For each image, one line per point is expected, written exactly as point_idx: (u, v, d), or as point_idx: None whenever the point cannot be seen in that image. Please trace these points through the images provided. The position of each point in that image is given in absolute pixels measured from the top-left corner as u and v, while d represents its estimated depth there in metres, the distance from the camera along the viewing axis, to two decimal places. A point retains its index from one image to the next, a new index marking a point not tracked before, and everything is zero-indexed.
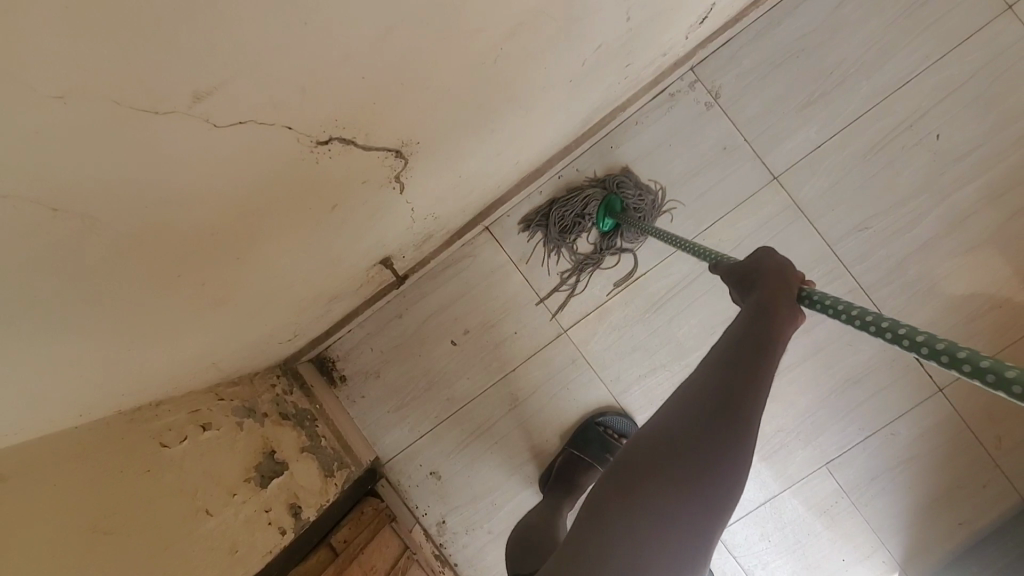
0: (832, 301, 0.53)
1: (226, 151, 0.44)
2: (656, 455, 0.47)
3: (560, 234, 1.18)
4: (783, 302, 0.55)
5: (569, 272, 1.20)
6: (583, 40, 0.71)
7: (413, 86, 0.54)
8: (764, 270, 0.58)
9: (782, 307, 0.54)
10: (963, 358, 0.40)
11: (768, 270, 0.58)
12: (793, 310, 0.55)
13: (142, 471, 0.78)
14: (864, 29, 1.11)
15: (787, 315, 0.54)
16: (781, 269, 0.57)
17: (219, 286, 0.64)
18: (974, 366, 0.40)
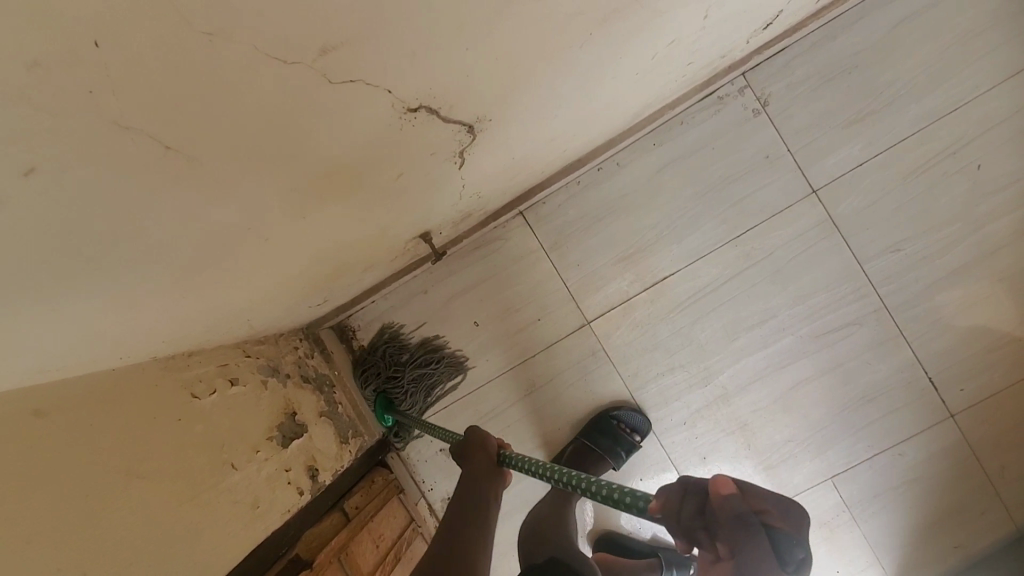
0: (524, 458, 0.68)
1: (331, 107, 0.44)
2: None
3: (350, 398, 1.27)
4: (486, 468, 0.70)
5: None
6: (658, 35, 0.71)
7: (502, 61, 0.54)
8: (473, 440, 0.74)
9: (485, 469, 0.70)
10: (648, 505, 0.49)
11: (477, 441, 0.73)
12: (493, 473, 0.70)
13: (174, 419, 0.79)
14: (919, 52, 1.12)
15: (490, 475, 0.69)
16: (483, 440, 0.73)
17: (279, 242, 0.64)
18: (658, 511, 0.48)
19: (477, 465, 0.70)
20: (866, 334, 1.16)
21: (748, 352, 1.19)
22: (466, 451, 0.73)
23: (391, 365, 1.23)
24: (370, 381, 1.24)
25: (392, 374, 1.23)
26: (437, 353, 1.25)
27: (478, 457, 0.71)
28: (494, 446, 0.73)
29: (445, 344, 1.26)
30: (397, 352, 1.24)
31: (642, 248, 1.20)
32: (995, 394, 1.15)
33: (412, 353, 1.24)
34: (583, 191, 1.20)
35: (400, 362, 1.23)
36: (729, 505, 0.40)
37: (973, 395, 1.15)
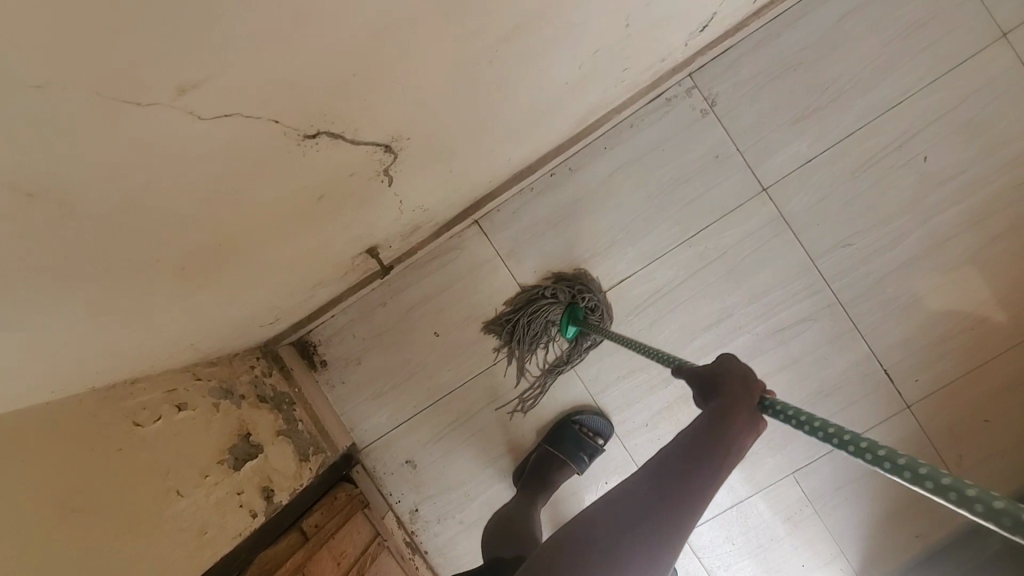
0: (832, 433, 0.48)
1: (209, 142, 0.44)
2: (611, 518, 0.54)
3: (524, 342, 1.21)
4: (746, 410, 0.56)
5: (547, 377, 1.23)
6: (579, 45, 0.71)
7: (403, 83, 0.54)
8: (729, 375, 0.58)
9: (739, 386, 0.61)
10: (949, 485, 0.39)
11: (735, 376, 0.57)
12: (746, 424, 0.55)
13: (115, 450, 0.78)
14: (862, 47, 1.12)
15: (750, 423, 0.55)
16: (745, 378, 0.57)
17: (198, 270, 0.64)
18: (959, 493, 0.38)
19: (732, 404, 0.56)
20: (822, 329, 1.17)
21: (707, 351, 1.20)
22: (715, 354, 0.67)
23: (535, 315, 1.19)
24: (533, 317, 1.19)
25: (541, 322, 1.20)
26: (574, 282, 1.19)
27: (730, 406, 0.55)
28: (757, 388, 0.57)
29: (581, 273, 1.20)
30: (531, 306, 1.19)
31: (598, 252, 1.20)
32: (949, 383, 1.16)
33: (548, 292, 1.18)
34: (537, 197, 1.20)
35: (547, 306, 1.19)
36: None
37: (928, 385, 1.16)
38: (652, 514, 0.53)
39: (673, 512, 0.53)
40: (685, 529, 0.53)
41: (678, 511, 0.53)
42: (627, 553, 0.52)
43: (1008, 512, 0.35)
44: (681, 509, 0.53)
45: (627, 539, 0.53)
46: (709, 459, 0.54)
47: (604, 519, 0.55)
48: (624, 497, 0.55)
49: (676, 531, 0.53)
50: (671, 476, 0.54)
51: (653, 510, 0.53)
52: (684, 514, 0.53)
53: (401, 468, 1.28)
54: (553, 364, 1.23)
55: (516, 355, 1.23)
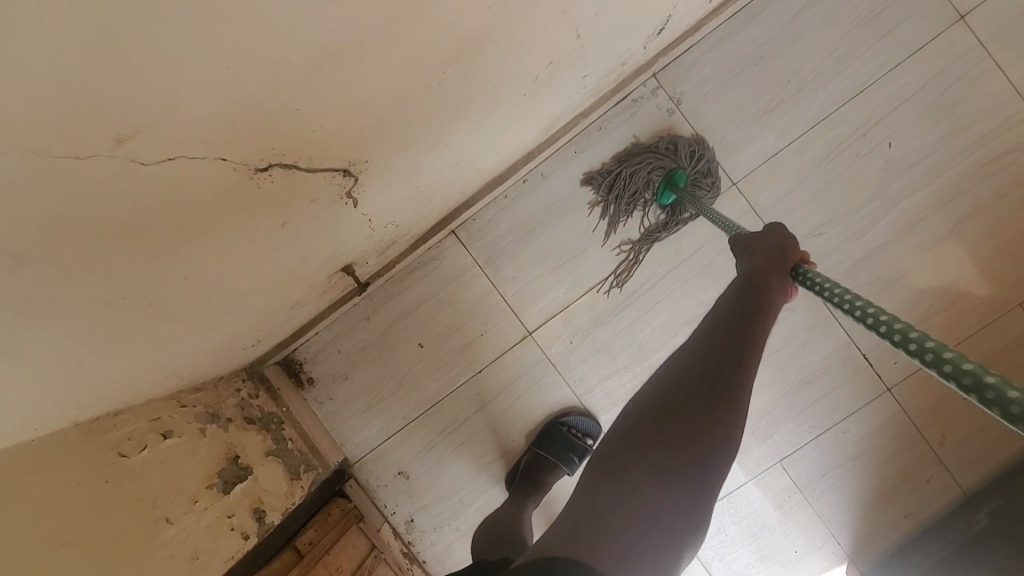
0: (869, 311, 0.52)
1: (155, 186, 0.45)
2: (687, 358, 0.53)
3: (624, 196, 1.17)
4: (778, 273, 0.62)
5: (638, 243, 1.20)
6: (532, 59, 0.72)
7: (351, 112, 0.55)
8: (770, 243, 0.67)
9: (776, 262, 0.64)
10: (946, 359, 0.43)
11: (773, 250, 0.65)
12: (785, 279, 0.63)
13: (100, 482, 0.79)
14: (820, 39, 1.14)
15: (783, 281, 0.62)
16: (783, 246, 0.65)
17: (167, 304, 0.65)
18: (955, 366, 0.42)
19: (764, 271, 0.62)
20: (799, 318, 1.19)
21: None
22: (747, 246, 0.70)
23: (640, 171, 1.14)
24: (638, 170, 1.15)
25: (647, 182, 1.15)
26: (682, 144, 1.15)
27: (766, 261, 0.64)
28: (791, 259, 0.65)
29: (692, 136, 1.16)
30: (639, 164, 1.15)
31: (574, 255, 1.21)
32: None
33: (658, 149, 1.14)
34: (512, 204, 1.21)
35: (655, 164, 1.14)
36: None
37: (907, 367, 1.18)
38: (725, 338, 0.53)
39: (746, 334, 0.53)
40: (762, 344, 0.54)
41: (748, 330, 0.54)
42: (718, 374, 0.50)
43: (993, 386, 0.39)
44: (750, 328, 0.54)
45: (710, 365, 0.51)
46: (762, 293, 0.59)
47: (679, 363, 0.53)
48: (698, 338, 0.55)
49: (752, 348, 0.53)
50: (733, 307, 0.57)
51: (727, 335, 0.53)
52: (755, 333, 0.54)
53: (395, 480, 1.29)
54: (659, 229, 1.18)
55: (612, 210, 1.19)
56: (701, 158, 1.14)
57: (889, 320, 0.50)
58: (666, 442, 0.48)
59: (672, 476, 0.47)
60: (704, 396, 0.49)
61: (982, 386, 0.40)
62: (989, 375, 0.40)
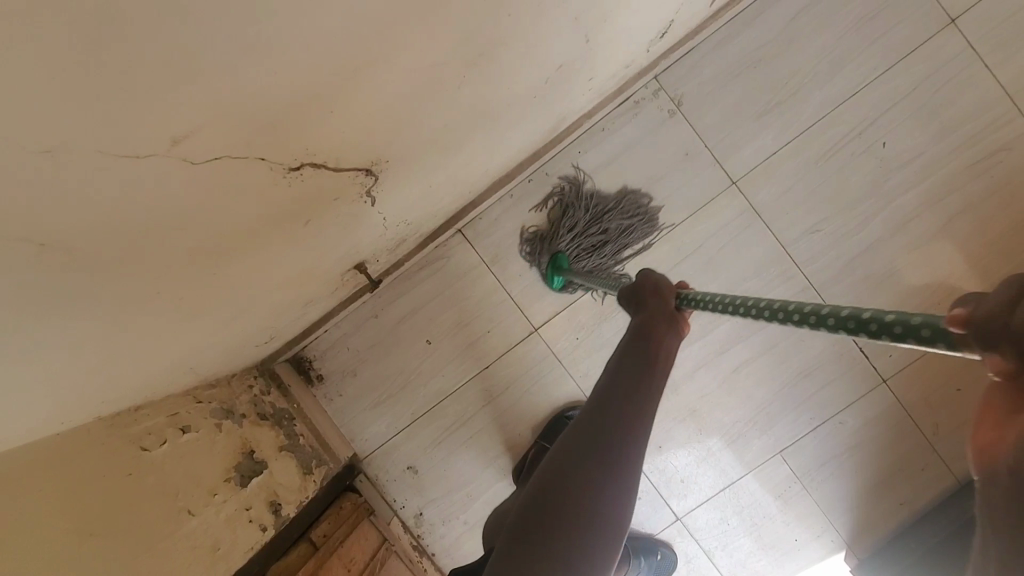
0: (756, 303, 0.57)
1: (201, 184, 0.47)
2: (575, 436, 0.49)
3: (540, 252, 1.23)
4: (663, 313, 0.60)
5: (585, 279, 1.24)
6: (543, 63, 0.75)
7: (376, 113, 0.58)
8: (647, 282, 0.64)
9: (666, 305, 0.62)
10: (847, 316, 0.45)
11: (654, 288, 0.63)
12: (670, 316, 0.61)
13: (124, 475, 0.81)
14: (816, 42, 1.18)
15: (670, 319, 0.60)
16: (658, 285, 0.63)
17: (196, 299, 0.67)
18: (857, 320, 0.44)
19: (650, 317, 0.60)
20: (798, 312, 1.22)
21: (690, 341, 1.24)
22: (635, 286, 0.65)
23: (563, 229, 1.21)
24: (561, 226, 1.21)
25: (597, 219, 1.21)
26: (646, 207, 1.21)
27: (654, 302, 0.62)
28: (670, 291, 0.64)
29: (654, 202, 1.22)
30: (601, 206, 1.21)
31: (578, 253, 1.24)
32: (921, 356, 1.21)
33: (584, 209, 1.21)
34: (518, 203, 1.24)
35: (612, 214, 1.20)
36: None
37: (902, 359, 1.22)
38: (622, 404, 0.50)
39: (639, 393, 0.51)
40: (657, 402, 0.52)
41: (642, 395, 0.51)
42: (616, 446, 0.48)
43: (897, 321, 0.42)
44: (647, 386, 0.52)
45: (608, 441, 0.48)
46: (653, 343, 0.56)
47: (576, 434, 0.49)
48: (592, 401, 0.51)
49: (646, 409, 0.50)
50: (630, 361, 0.53)
51: (623, 399, 0.50)
52: (651, 389, 0.52)
53: (403, 474, 1.32)
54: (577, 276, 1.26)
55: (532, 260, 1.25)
56: (614, 229, 1.21)
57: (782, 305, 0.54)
58: (569, 538, 0.44)
59: (576, 572, 0.44)
60: (605, 476, 0.47)
61: (887, 326, 0.42)
62: (888, 315, 0.43)
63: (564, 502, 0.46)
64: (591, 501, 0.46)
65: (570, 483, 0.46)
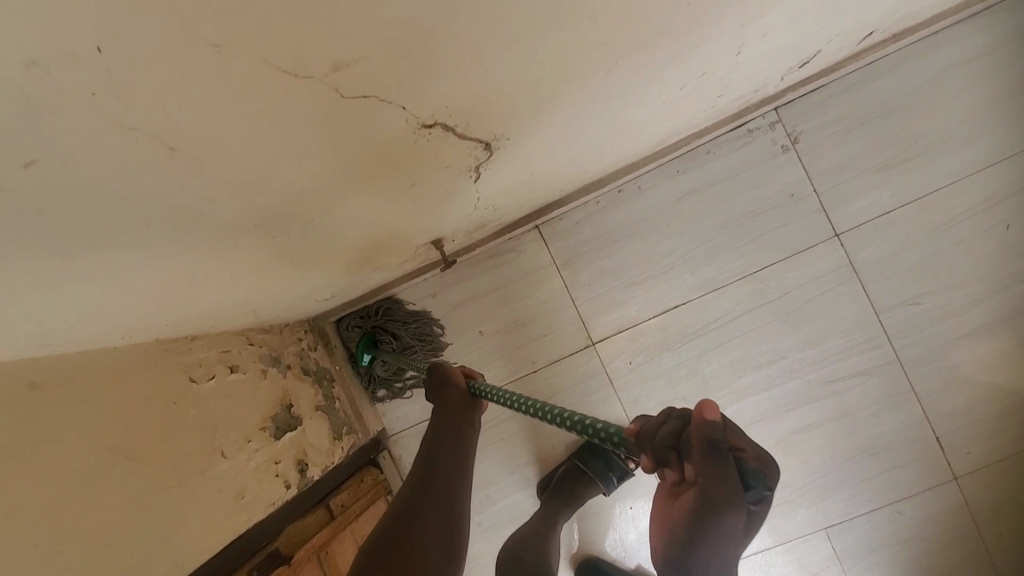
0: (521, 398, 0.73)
1: (339, 118, 0.44)
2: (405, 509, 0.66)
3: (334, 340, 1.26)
4: (459, 400, 0.82)
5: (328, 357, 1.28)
6: (685, 69, 0.70)
7: (520, 85, 0.54)
8: (438, 375, 0.85)
9: (458, 400, 0.82)
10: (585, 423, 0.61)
11: (444, 377, 0.84)
12: (465, 404, 0.82)
13: (169, 402, 0.79)
14: (958, 104, 1.09)
15: (463, 407, 0.82)
16: (448, 374, 0.85)
17: (286, 240, 0.65)
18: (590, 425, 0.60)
19: (451, 399, 0.82)
20: (877, 386, 1.13)
21: (752, 391, 1.17)
22: (434, 384, 0.85)
23: (358, 323, 1.23)
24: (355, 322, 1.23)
25: (381, 324, 1.22)
26: (431, 333, 1.24)
27: (450, 387, 0.83)
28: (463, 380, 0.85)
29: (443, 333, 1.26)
30: (387, 314, 1.22)
31: (654, 275, 1.18)
32: (1003, 460, 1.11)
33: (378, 311, 1.22)
34: (602, 211, 1.19)
35: (400, 326, 1.22)
36: (695, 427, 0.45)
37: (981, 460, 1.11)
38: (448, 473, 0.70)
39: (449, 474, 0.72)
40: (467, 466, 0.75)
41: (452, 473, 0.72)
42: (443, 503, 0.68)
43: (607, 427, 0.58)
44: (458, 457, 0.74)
45: (432, 501, 0.68)
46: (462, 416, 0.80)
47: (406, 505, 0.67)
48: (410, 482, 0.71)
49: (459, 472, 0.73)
50: (440, 437, 0.76)
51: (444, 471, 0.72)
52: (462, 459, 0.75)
53: None
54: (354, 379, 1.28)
55: None
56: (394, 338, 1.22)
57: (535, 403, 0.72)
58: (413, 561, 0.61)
59: None
60: (436, 520, 0.66)
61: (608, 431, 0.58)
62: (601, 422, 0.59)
63: (401, 545, 0.62)
64: (431, 541, 0.64)
65: (406, 534, 0.63)
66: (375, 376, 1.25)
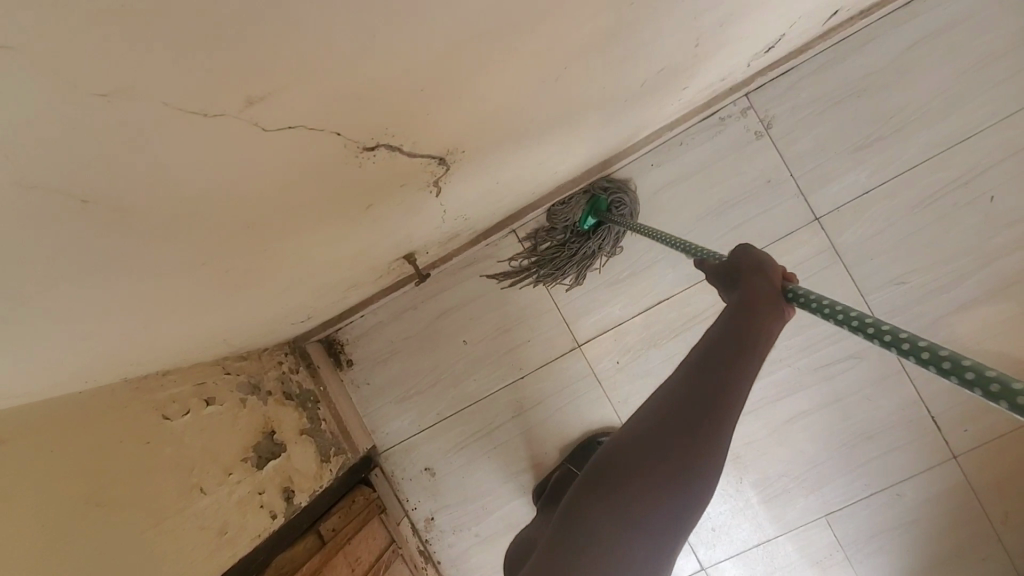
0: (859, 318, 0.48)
1: (265, 152, 0.42)
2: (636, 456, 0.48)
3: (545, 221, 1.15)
4: (767, 299, 0.54)
5: (526, 243, 1.18)
6: (646, 64, 0.68)
7: (464, 98, 0.52)
8: (746, 266, 0.57)
9: (766, 297, 0.54)
10: (967, 366, 0.38)
11: (751, 268, 0.56)
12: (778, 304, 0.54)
13: (143, 442, 0.77)
14: (931, 77, 1.07)
15: (772, 310, 0.53)
16: (761, 267, 0.56)
17: (241, 273, 0.62)
18: (956, 364, 0.39)
19: (758, 296, 0.54)
20: (867, 368, 1.12)
21: None
22: (736, 273, 0.58)
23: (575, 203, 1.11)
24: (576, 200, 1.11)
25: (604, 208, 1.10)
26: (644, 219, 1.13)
27: (756, 284, 0.55)
28: (778, 276, 0.56)
29: (426, 345, 1.24)
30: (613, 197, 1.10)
31: (637, 272, 1.17)
32: (1001, 436, 1.09)
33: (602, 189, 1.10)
34: None
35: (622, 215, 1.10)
36: None
37: (977, 437, 1.10)
38: (678, 422, 0.48)
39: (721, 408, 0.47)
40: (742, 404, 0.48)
41: (722, 410, 0.47)
42: (688, 460, 0.47)
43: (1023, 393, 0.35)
44: (701, 426, 0.47)
45: (678, 453, 0.47)
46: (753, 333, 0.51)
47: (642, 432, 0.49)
48: (658, 406, 0.50)
49: (697, 458, 0.47)
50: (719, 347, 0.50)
51: (669, 435, 0.47)
52: (713, 427, 0.47)
53: (421, 476, 1.27)
54: (545, 249, 1.16)
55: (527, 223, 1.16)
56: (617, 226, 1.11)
57: (890, 327, 0.45)
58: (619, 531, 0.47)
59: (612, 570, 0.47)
60: (681, 465, 0.47)
61: (1010, 393, 0.35)
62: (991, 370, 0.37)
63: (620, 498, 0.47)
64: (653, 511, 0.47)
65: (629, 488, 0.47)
66: (572, 254, 1.13)
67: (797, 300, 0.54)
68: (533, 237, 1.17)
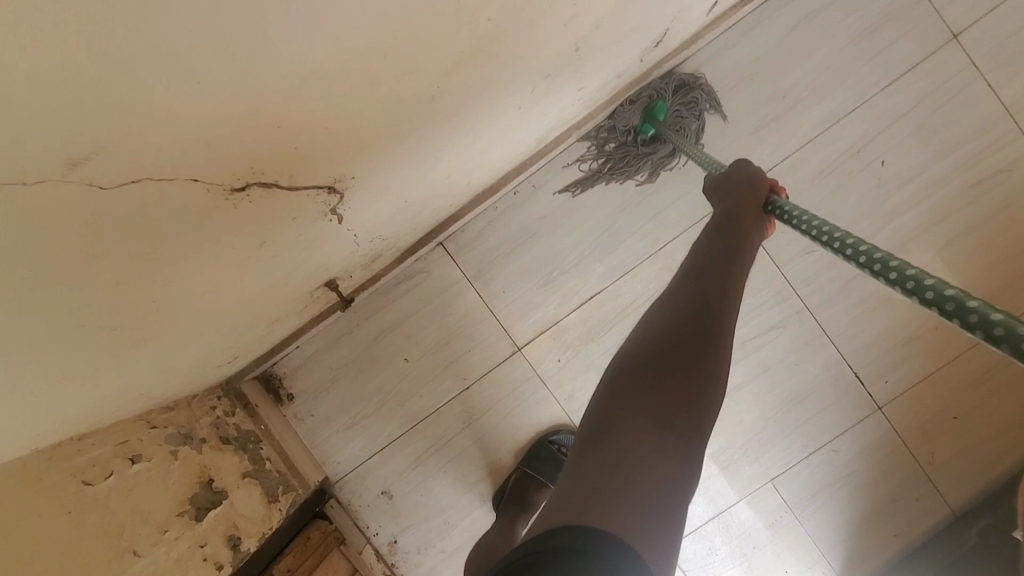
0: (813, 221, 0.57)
1: (112, 211, 0.42)
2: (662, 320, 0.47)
3: (608, 124, 1.13)
4: (752, 206, 0.63)
5: (590, 149, 1.15)
6: (529, 69, 0.69)
7: (334, 128, 0.52)
8: (731, 185, 0.67)
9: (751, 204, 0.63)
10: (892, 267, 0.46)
11: (740, 184, 0.66)
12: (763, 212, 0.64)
13: (62, 513, 0.72)
14: (814, 55, 1.13)
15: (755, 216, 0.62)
16: (750, 179, 0.66)
17: (139, 326, 0.60)
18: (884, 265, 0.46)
19: (743, 204, 0.63)
20: (790, 336, 1.18)
21: None
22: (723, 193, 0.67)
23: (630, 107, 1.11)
24: (640, 98, 1.11)
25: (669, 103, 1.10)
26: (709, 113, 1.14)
27: (744, 195, 0.64)
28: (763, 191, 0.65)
29: (365, 368, 1.22)
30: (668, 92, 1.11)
31: (567, 269, 1.18)
32: (919, 382, 1.17)
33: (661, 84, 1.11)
34: (502, 215, 1.18)
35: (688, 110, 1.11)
36: None
37: (899, 385, 1.17)
38: (695, 284, 0.49)
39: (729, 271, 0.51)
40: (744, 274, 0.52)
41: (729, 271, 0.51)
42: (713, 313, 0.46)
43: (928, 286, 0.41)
44: (716, 283, 0.49)
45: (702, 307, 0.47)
46: (737, 225, 0.59)
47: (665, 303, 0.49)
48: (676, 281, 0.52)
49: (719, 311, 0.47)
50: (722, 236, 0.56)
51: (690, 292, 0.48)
52: (725, 286, 0.49)
53: (378, 501, 1.25)
54: (613, 150, 1.14)
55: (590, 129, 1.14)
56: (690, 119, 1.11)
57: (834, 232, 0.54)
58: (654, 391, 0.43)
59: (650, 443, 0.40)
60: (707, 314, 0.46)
61: (921, 288, 0.42)
62: (910, 270, 0.44)
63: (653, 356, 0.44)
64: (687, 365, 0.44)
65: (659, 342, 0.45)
66: (641, 151, 1.13)
67: (775, 208, 0.63)
68: (595, 140, 1.15)
